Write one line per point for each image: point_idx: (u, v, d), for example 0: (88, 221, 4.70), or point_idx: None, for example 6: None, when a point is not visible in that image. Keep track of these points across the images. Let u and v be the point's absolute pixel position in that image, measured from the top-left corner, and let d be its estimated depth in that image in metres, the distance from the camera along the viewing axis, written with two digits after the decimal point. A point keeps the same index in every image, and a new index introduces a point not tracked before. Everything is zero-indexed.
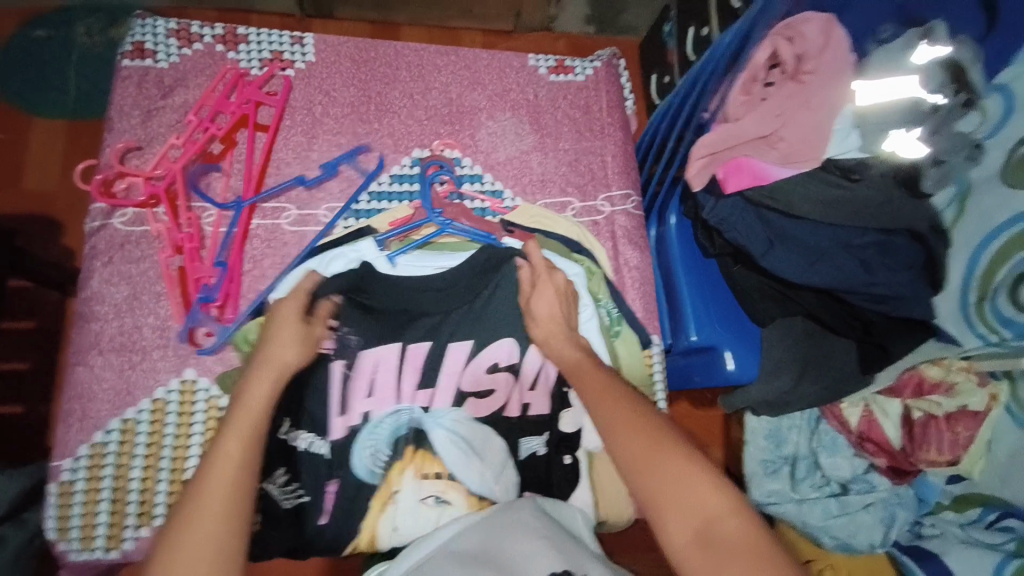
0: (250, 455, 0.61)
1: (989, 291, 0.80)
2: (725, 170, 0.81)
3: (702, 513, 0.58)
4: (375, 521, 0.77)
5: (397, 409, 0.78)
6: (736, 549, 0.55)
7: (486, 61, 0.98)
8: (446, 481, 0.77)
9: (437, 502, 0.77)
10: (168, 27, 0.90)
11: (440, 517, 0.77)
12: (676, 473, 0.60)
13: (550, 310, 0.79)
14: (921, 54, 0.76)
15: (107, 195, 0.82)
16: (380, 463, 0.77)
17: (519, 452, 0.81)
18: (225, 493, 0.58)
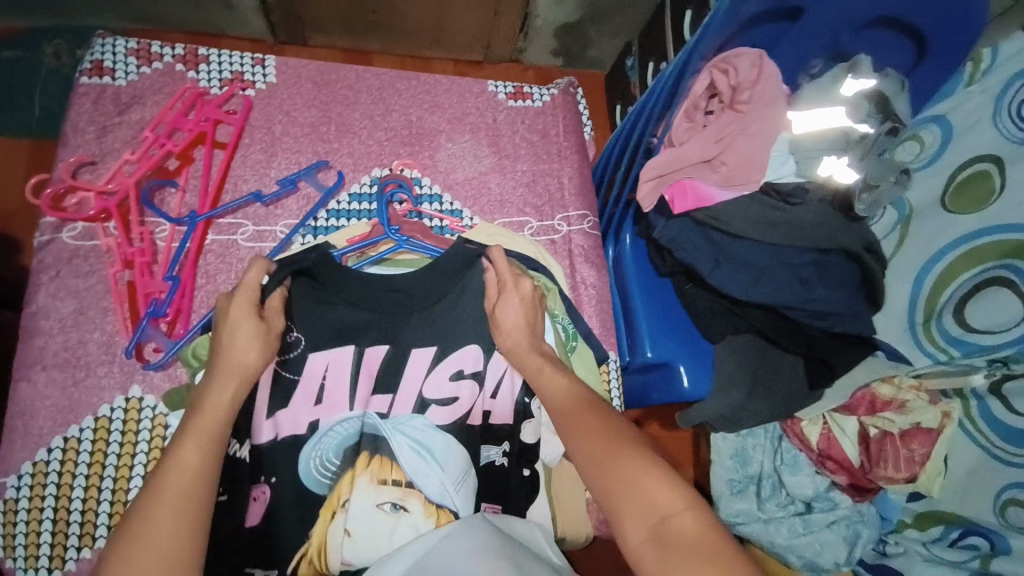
0: (207, 461, 0.58)
1: (935, 312, 1.00)
2: (671, 192, 0.84)
3: (656, 512, 0.57)
4: (323, 533, 0.70)
5: (352, 416, 0.75)
6: (691, 547, 0.53)
7: (445, 86, 1.02)
8: (404, 487, 0.72)
9: (393, 509, 0.71)
10: (127, 47, 0.91)
11: (396, 527, 0.70)
12: (632, 472, 0.59)
13: (515, 321, 0.74)
14: (848, 86, 0.81)
15: (56, 210, 0.81)
16: (331, 471, 0.72)
17: (479, 462, 0.76)
18: (180, 500, 0.55)
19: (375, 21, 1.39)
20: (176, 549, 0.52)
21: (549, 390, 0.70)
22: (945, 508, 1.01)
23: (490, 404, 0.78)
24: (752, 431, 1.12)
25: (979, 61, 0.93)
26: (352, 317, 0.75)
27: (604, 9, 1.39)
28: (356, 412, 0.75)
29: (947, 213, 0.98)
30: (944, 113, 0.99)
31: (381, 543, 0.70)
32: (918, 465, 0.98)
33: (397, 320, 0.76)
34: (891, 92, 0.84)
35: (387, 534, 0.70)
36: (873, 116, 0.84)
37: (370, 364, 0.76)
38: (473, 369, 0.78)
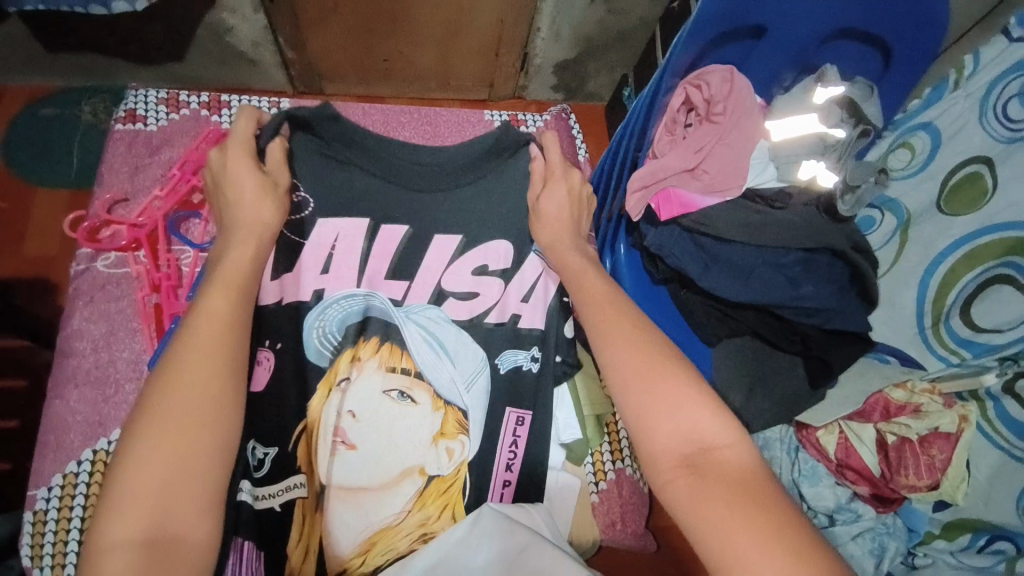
0: (239, 316, 0.60)
1: (942, 315, 0.99)
2: (657, 201, 0.89)
3: (698, 441, 0.57)
4: (322, 408, 0.76)
5: (358, 293, 0.80)
6: (728, 484, 0.53)
7: (445, 117, 1.10)
8: (412, 377, 0.79)
9: (400, 396, 0.78)
10: (158, 96, 1.01)
11: (400, 411, 0.78)
12: (679, 399, 0.59)
13: (554, 212, 0.76)
14: (819, 95, 0.90)
15: (92, 241, 0.89)
16: (334, 343, 0.78)
17: (497, 363, 0.82)
18: (216, 347, 0.57)
19: (385, 69, 1.50)
20: (217, 387, 0.55)
21: (589, 311, 0.68)
22: (970, 515, 0.94)
23: (517, 308, 0.84)
24: (767, 443, 1.08)
25: (961, 68, 0.97)
26: (363, 184, 0.78)
27: (598, 45, 1.48)
28: (362, 291, 0.80)
29: (945, 215, 0.99)
30: (930, 119, 1.02)
31: (383, 424, 0.77)
32: (940, 472, 0.94)
33: (424, 199, 0.80)
34: (859, 97, 0.91)
35: (392, 421, 0.78)
36: (845, 121, 0.91)
37: (385, 243, 0.81)
38: (500, 265, 0.83)
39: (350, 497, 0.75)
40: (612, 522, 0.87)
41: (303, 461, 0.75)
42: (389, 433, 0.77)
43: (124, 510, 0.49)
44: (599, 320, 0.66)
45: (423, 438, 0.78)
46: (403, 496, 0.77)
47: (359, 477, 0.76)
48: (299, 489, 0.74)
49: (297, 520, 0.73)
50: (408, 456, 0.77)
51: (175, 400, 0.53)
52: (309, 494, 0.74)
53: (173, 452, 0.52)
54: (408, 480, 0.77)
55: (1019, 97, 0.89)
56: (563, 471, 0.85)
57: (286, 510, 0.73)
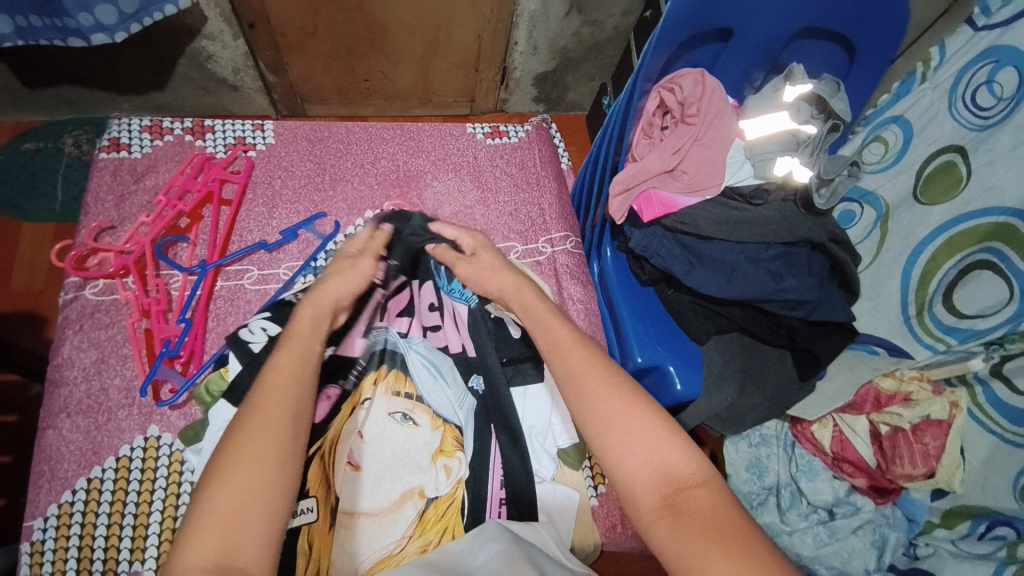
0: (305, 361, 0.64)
1: (926, 304, 1.01)
2: (639, 202, 0.91)
3: (674, 481, 0.57)
4: (343, 426, 0.78)
5: (378, 330, 0.86)
6: (715, 516, 0.54)
7: (428, 132, 1.12)
8: (414, 401, 0.81)
9: (404, 418, 0.80)
10: (141, 124, 1.02)
11: (405, 432, 0.79)
12: (651, 440, 0.60)
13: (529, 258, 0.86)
14: (789, 93, 0.94)
15: (79, 269, 0.89)
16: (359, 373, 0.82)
17: (472, 385, 0.84)
18: (287, 390, 0.61)
19: (367, 89, 1.53)
20: (289, 425, 0.58)
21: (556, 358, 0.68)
22: (969, 501, 0.94)
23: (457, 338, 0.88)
24: (764, 440, 1.09)
25: (928, 60, 1.00)
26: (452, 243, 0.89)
27: (576, 56, 1.51)
28: (382, 328, 0.87)
29: (922, 206, 1.02)
30: (902, 112, 1.05)
31: (392, 445, 0.78)
32: (936, 459, 0.95)
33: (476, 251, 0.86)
34: (827, 93, 0.93)
35: (393, 442, 0.78)
36: (815, 118, 0.95)
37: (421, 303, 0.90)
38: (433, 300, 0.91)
39: (356, 524, 0.73)
40: (613, 526, 0.85)
41: (314, 484, 0.74)
42: (391, 455, 0.78)
43: (201, 539, 0.50)
44: (568, 365, 0.67)
45: (424, 456, 0.78)
46: (405, 520, 0.74)
47: (365, 499, 0.75)
48: (307, 513, 0.72)
49: (306, 550, 0.71)
50: (409, 477, 0.77)
51: (253, 436, 0.56)
52: (316, 521, 0.72)
53: (245, 486, 0.53)
54: (409, 503, 0.75)
55: (987, 85, 0.92)
56: (556, 482, 0.81)
57: (293, 536, 0.71)
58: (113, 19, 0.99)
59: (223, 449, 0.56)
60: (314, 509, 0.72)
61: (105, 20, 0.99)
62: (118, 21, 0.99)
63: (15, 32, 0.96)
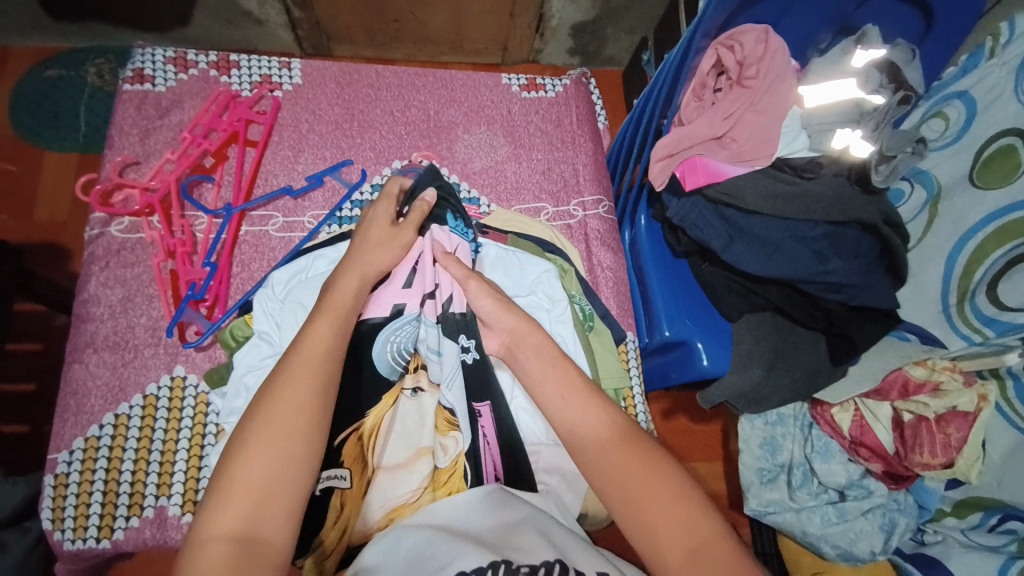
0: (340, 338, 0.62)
1: (968, 292, 0.96)
2: (682, 169, 0.86)
3: (693, 529, 0.52)
4: (384, 415, 0.73)
5: (407, 322, 0.73)
6: (737, 564, 0.50)
7: (462, 80, 1.06)
8: (416, 373, 0.75)
9: (413, 393, 0.75)
10: (165, 56, 0.98)
11: (415, 409, 0.74)
12: (659, 479, 0.55)
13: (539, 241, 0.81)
14: (859, 58, 0.87)
15: (105, 205, 0.88)
16: (405, 361, 0.74)
17: (467, 357, 0.71)
18: (317, 363, 0.59)
19: (396, 30, 1.45)
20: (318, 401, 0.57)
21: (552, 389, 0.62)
22: (984, 493, 0.93)
23: (450, 288, 0.74)
24: (781, 419, 1.06)
25: (997, 36, 0.91)
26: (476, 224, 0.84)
27: (618, 6, 1.41)
28: (410, 317, 0.73)
29: (977, 190, 0.95)
30: (966, 88, 0.96)
31: (407, 417, 0.74)
32: (956, 451, 0.93)
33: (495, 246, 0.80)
34: (900, 62, 0.88)
35: (408, 412, 0.74)
36: (884, 87, 0.88)
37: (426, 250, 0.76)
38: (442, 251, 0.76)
39: (376, 485, 0.70)
40: None
41: (353, 457, 0.71)
42: (396, 427, 0.73)
43: (229, 507, 0.51)
44: (562, 391, 0.62)
45: (429, 424, 0.74)
46: (419, 474, 0.71)
47: (383, 457, 0.72)
48: (340, 479, 0.69)
49: (334, 511, 0.69)
50: (421, 435, 0.73)
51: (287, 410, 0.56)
52: (350, 487, 0.70)
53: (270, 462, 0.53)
54: (423, 459, 0.72)
55: None
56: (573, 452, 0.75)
57: (324, 495, 0.68)
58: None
59: (253, 416, 0.55)
60: (348, 477, 0.70)
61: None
62: None
63: None
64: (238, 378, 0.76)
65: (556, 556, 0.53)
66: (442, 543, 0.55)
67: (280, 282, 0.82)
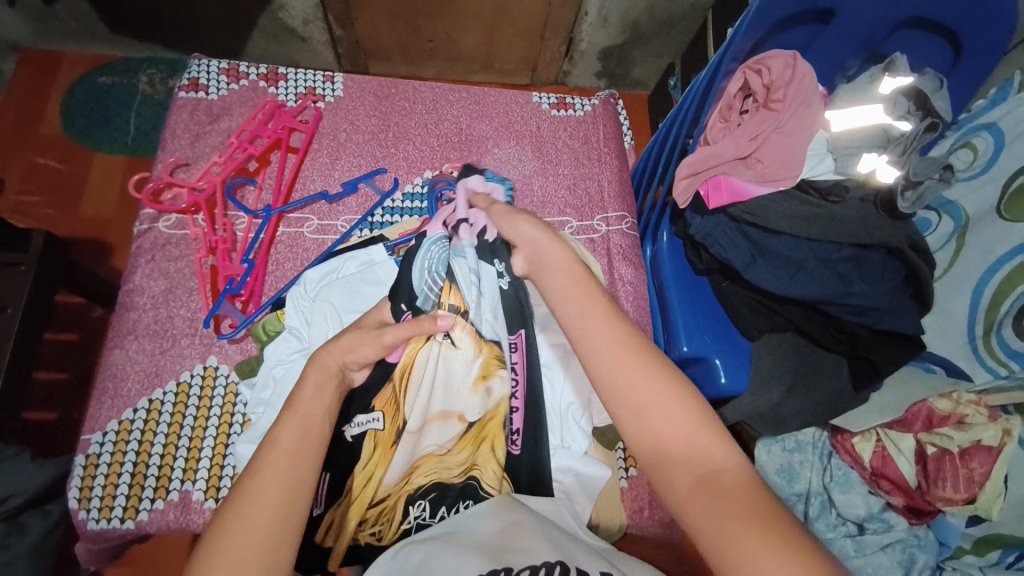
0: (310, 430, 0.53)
1: (994, 324, 0.95)
2: (706, 187, 0.88)
3: (706, 461, 0.50)
4: (418, 355, 0.69)
5: (439, 245, 0.73)
6: (749, 498, 0.47)
7: (494, 97, 1.10)
8: (456, 315, 0.71)
9: (445, 338, 0.71)
10: (219, 67, 1.05)
11: (445, 354, 0.71)
12: (676, 408, 0.52)
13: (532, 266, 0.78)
14: (887, 85, 0.87)
15: (155, 202, 0.93)
16: (438, 289, 0.71)
17: (502, 282, 0.74)
18: (291, 468, 0.51)
19: (430, 49, 1.51)
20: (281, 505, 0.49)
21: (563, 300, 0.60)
22: (1004, 531, 0.90)
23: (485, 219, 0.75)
24: (799, 446, 1.07)
25: None
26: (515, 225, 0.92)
27: (646, 31, 1.45)
28: (441, 241, 0.73)
29: (1004, 221, 0.94)
30: (995, 120, 0.97)
31: (441, 367, 0.71)
32: (979, 485, 0.90)
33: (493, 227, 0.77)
34: (928, 89, 0.89)
35: (443, 362, 0.71)
36: (912, 114, 0.89)
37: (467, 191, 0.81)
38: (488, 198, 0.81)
39: (405, 440, 0.69)
40: (639, 509, 0.85)
41: (387, 400, 0.68)
42: (427, 381, 0.70)
43: None
44: (584, 313, 0.58)
45: (463, 383, 0.73)
46: (444, 426, 0.72)
47: (413, 418, 0.69)
48: (375, 422, 0.68)
49: (367, 452, 0.68)
50: (450, 391, 0.72)
51: (247, 516, 0.47)
52: (384, 429, 0.68)
53: None
54: (450, 412, 0.72)
55: None
56: (587, 457, 0.76)
57: (358, 442, 0.68)
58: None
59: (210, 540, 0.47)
60: (381, 419, 0.68)
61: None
62: None
63: None
64: (268, 370, 0.79)
65: (558, 557, 0.51)
66: (446, 555, 0.52)
67: (311, 282, 0.85)
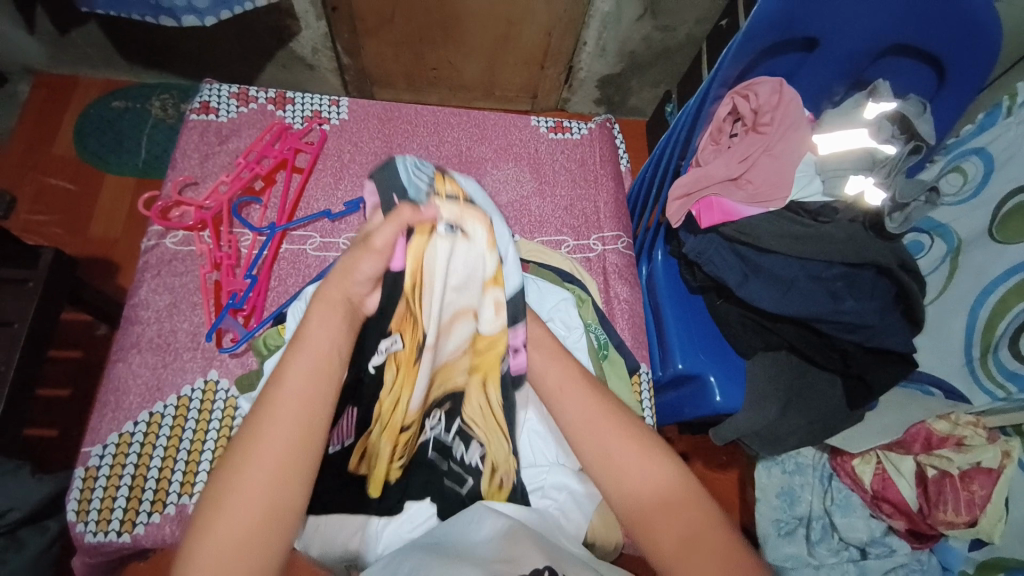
0: (318, 382, 0.49)
1: (991, 345, 0.95)
2: (698, 208, 0.89)
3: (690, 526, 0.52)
4: (423, 253, 0.54)
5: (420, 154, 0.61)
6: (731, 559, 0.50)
7: (493, 120, 1.14)
8: (461, 205, 0.57)
9: (449, 229, 0.55)
10: (230, 91, 1.09)
11: (454, 247, 0.56)
12: (655, 474, 0.56)
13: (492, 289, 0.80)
14: (870, 110, 0.92)
15: (163, 219, 0.96)
16: (429, 178, 0.56)
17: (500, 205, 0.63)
18: (298, 421, 0.47)
19: (434, 77, 1.57)
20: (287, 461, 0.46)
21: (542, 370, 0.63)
22: (1005, 555, 0.88)
23: None
24: (799, 468, 1.06)
25: (1014, 95, 0.95)
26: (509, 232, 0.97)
27: (643, 61, 1.51)
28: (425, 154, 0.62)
29: (996, 243, 0.95)
30: (984, 144, 0.99)
31: (454, 265, 0.56)
32: (980, 509, 0.88)
33: None
34: (912, 114, 0.91)
35: (455, 259, 0.56)
36: (895, 138, 0.93)
37: None
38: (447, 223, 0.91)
39: (427, 360, 0.56)
40: None
41: (402, 312, 0.56)
42: (440, 280, 0.55)
43: None
44: (561, 384, 0.62)
45: (474, 283, 0.59)
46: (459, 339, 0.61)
47: (433, 330, 0.56)
48: (394, 345, 0.58)
49: (391, 376, 0.58)
50: (466, 295, 0.59)
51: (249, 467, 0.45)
52: (404, 349, 0.57)
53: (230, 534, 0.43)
54: (464, 322, 0.61)
55: None
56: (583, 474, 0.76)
57: (380, 372, 0.59)
58: (206, 3, 1.09)
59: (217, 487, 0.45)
60: (401, 340, 0.57)
61: (199, 5, 1.09)
62: (210, 6, 1.09)
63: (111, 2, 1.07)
64: None
65: (547, 563, 0.53)
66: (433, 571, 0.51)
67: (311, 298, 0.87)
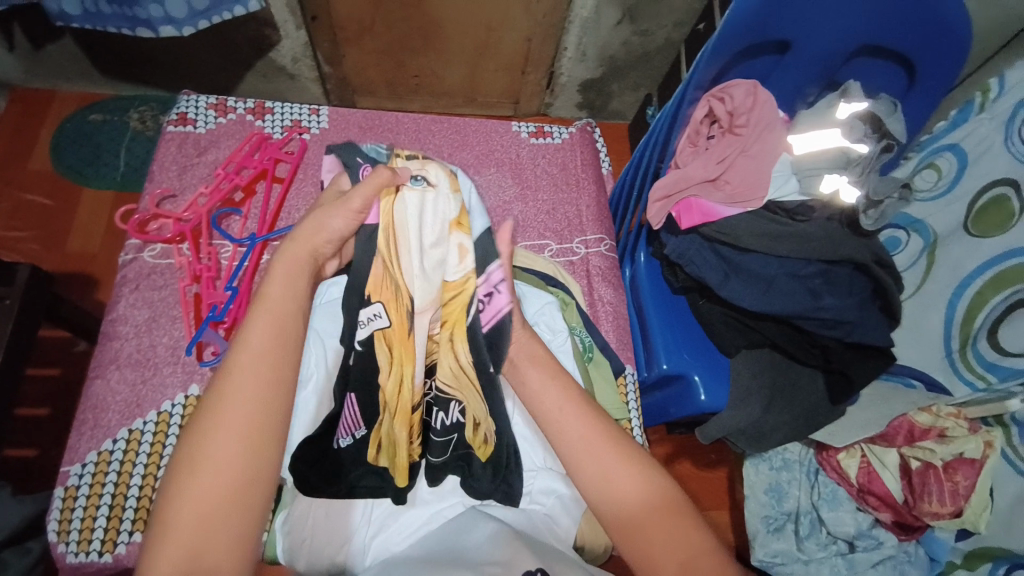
0: (280, 341, 0.56)
1: (970, 338, 0.97)
2: (678, 209, 0.90)
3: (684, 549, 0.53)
4: (394, 209, 0.62)
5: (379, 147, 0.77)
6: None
7: (474, 126, 1.14)
8: (421, 161, 0.67)
9: (415, 181, 0.63)
10: (208, 102, 1.08)
11: (421, 195, 0.63)
12: (651, 496, 0.56)
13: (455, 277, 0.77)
14: (843, 110, 0.93)
15: (140, 233, 0.95)
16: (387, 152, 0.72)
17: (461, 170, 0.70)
18: (266, 373, 0.54)
19: (415, 84, 1.57)
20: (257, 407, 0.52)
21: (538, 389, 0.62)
22: (992, 543, 0.91)
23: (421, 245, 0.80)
24: (787, 464, 1.07)
25: (987, 91, 0.96)
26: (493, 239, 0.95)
27: (623, 65, 1.52)
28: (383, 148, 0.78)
29: (972, 237, 0.98)
30: (957, 141, 1.01)
31: (422, 215, 0.62)
32: (964, 499, 0.90)
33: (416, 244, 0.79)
34: (883, 113, 0.94)
35: (423, 209, 0.62)
36: (869, 136, 0.94)
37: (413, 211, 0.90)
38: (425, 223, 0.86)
39: (420, 327, 0.61)
40: None
41: (379, 280, 0.61)
42: (413, 228, 0.61)
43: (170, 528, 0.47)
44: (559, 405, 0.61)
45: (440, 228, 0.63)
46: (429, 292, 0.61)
47: (419, 295, 0.60)
48: (378, 319, 0.61)
49: (384, 356, 0.61)
50: (432, 242, 0.62)
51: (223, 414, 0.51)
52: (390, 324, 0.61)
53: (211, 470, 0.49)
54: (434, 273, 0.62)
55: None
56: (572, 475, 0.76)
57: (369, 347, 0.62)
58: (182, 14, 1.08)
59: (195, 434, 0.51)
60: (386, 315, 0.61)
61: (176, 15, 1.08)
62: (186, 17, 1.08)
63: (83, 14, 1.06)
64: None
65: (539, 566, 0.53)
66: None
67: None
